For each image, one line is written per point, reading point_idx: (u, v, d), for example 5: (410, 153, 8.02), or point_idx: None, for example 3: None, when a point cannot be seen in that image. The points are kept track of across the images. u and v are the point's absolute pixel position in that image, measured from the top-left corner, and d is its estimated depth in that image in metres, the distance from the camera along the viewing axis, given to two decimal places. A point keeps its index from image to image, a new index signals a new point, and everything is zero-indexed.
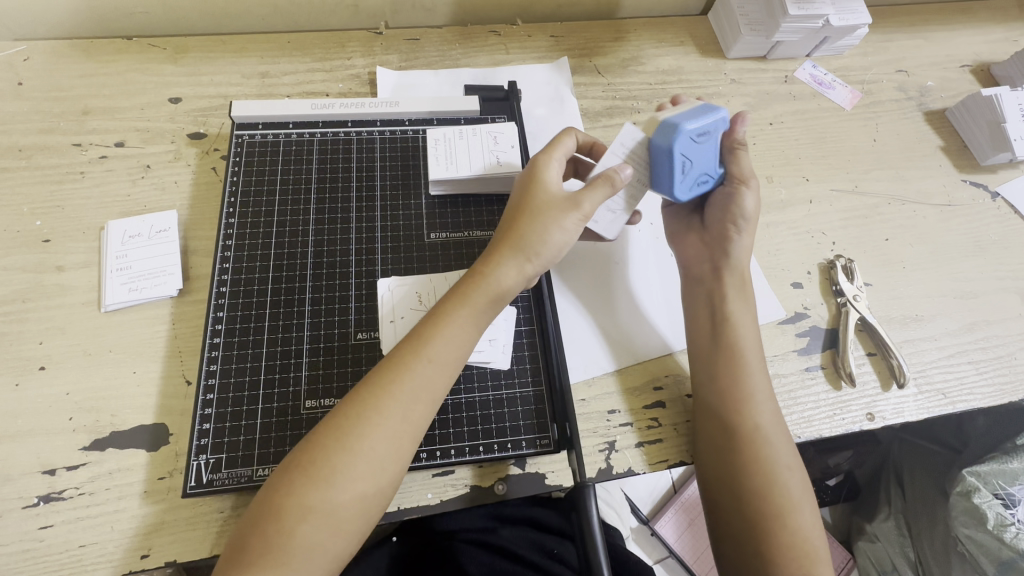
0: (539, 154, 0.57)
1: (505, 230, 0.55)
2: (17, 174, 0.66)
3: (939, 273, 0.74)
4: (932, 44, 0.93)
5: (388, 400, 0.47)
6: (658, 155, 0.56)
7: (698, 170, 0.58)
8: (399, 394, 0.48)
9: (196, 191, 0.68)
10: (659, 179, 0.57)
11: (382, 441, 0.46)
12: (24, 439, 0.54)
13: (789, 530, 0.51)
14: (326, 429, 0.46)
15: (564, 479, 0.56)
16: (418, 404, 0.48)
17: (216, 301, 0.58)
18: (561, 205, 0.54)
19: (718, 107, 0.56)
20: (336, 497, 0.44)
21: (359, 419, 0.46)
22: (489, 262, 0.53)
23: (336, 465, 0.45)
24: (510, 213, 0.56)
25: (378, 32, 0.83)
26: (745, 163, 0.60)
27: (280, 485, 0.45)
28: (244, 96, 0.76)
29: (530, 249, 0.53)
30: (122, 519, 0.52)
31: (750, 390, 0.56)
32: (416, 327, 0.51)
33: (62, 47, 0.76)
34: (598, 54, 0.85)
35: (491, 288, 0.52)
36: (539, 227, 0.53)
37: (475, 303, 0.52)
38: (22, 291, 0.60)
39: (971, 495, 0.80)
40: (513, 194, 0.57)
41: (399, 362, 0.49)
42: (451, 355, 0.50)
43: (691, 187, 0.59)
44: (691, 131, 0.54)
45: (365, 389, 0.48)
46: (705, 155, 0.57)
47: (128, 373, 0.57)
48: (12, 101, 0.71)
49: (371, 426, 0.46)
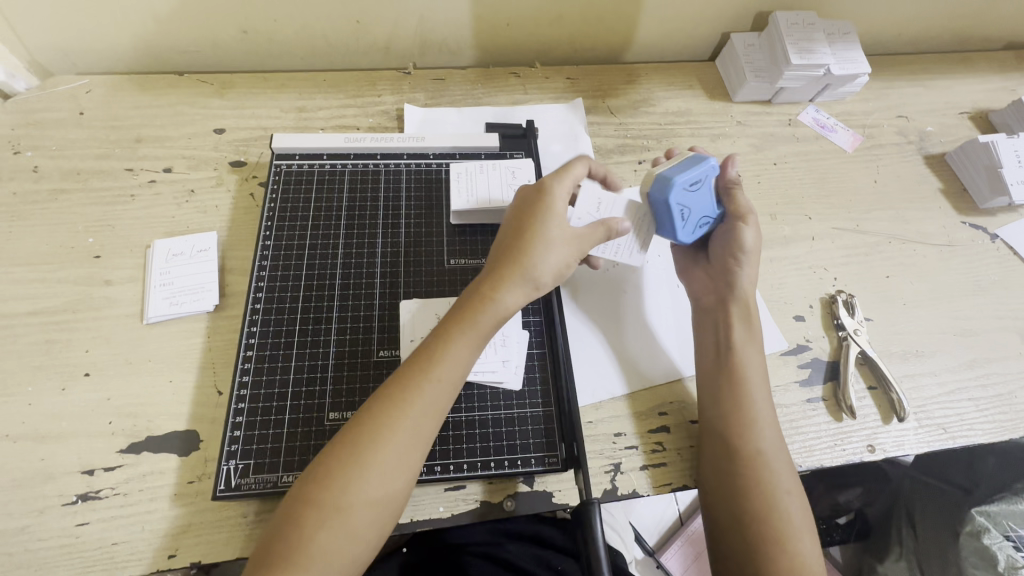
0: (549, 182, 0.62)
1: (509, 248, 0.58)
2: (74, 195, 0.72)
3: (939, 309, 0.76)
4: (932, 92, 0.97)
5: (399, 416, 0.50)
6: (657, 206, 0.63)
7: (698, 215, 0.64)
8: (407, 409, 0.51)
9: (235, 214, 0.73)
10: (662, 229, 0.64)
11: (393, 453, 0.49)
12: (67, 440, 0.58)
13: (786, 554, 0.52)
14: (342, 442, 0.50)
15: (571, 498, 0.59)
16: (426, 420, 0.51)
17: (250, 315, 0.63)
18: (565, 235, 0.59)
19: (707, 157, 0.63)
20: (350, 504, 0.47)
21: (372, 433, 0.49)
22: (494, 284, 0.56)
23: (351, 478, 0.48)
24: (514, 231, 0.59)
25: (407, 71, 0.90)
26: (744, 200, 0.66)
27: (300, 492, 0.48)
28: (282, 128, 0.82)
29: (533, 272, 0.57)
30: (152, 519, 0.55)
31: (751, 416, 0.59)
32: (424, 346, 0.54)
33: (120, 81, 0.83)
34: (611, 95, 0.91)
35: (496, 311, 0.56)
36: (541, 248, 0.58)
37: (481, 324, 0.55)
38: (72, 302, 0.65)
39: (981, 536, 0.82)
40: (520, 218, 0.60)
41: (409, 380, 0.52)
42: (457, 373, 0.54)
43: (693, 230, 0.65)
44: (682, 182, 0.61)
45: (377, 405, 0.51)
46: (702, 201, 0.64)
47: (165, 381, 0.62)
48: (73, 129, 0.78)
49: (382, 439, 0.49)
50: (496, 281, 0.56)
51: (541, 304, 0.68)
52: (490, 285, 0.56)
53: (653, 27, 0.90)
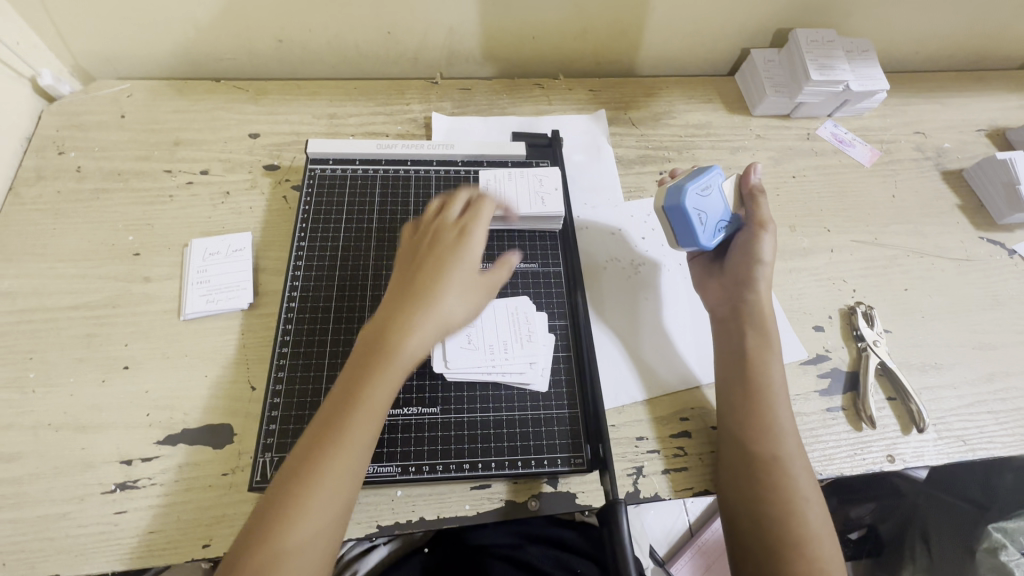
0: (452, 230, 0.60)
1: (410, 299, 0.54)
2: (116, 195, 0.75)
3: (958, 323, 0.77)
4: (949, 109, 0.99)
5: (303, 513, 0.45)
6: (673, 214, 0.65)
7: (714, 220, 0.67)
8: (312, 502, 0.45)
9: (269, 216, 0.76)
10: (682, 234, 0.66)
11: (307, 553, 0.44)
12: (107, 430, 0.60)
13: (806, 559, 0.53)
14: (240, 550, 0.44)
15: (594, 499, 0.60)
16: (335, 501, 0.46)
17: (285, 313, 0.64)
18: (468, 282, 0.57)
19: (711, 166, 0.67)
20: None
21: (273, 535, 0.44)
22: (406, 329, 0.52)
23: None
24: (412, 280, 0.56)
25: (434, 81, 0.92)
26: (765, 209, 0.70)
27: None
28: (314, 134, 0.85)
29: (438, 324, 0.54)
30: (188, 509, 0.56)
31: (769, 422, 0.60)
32: (336, 403, 0.49)
33: (159, 86, 0.86)
34: (633, 107, 0.93)
35: (402, 364, 0.51)
36: (445, 297, 0.55)
37: (388, 384, 0.50)
38: (113, 297, 0.68)
39: (998, 552, 0.83)
40: (430, 261, 0.57)
41: (313, 463, 0.47)
42: (367, 440, 0.49)
43: (713, 235, 0.67)
44: (694, 188, 0.64)
45: (277, 502, 0.45)
46: (715, 206, 0.67)
47: (200, 375, 0.63)
48: (114, 131, 0.81)
49: (287, 542, 0.44)
50: (399, 333, 0.51)
51: (566, 308, 0.69)
52: (392, 338, 0.51)
53: (675, 43, 0.93)
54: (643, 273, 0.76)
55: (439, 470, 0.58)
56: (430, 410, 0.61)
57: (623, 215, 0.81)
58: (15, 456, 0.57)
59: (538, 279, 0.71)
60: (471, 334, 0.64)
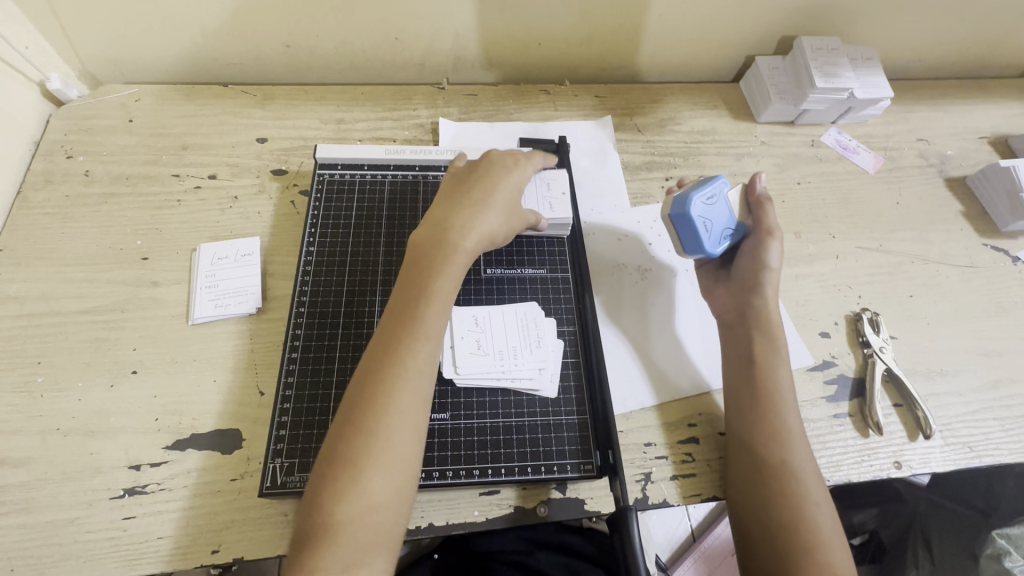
0: (492, 159, 0.70)
1: (462, 210, 0.63)
2: (124, 199, 0.75)
3: (963, 330, 0.77)
4: (952, 116, 1.00)
5: (395, 380, 0.52)
6: (679, 223, 0.66)
7: (719, 228, 0.67)
8: (403, 370, 0.52)
9: (276, 221, 0.76)
10: (688, 242, 0.66)
11: (403, 415, 0.51)
12: (116, 435, 0.60)
13: (817, 564, 0.53)
14: (344, 418, 0.51)
15: (603, 506, 0.60)
16: (421, 374, 0.53)
17: (295, 318, 0.65)
18: (510, 199, 0.66)
19: (717, 175, 0.67)
20: (368, 473, 0.48)
21: (373, 400, 0.51)
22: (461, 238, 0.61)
23: (368, 451, 0.49)
24: (461, 204, 0.64)
25: (441, 86, 0.93)
26: (771, 216, 0.70)
27: (320, 479, 0.48)
28: (321, 139, 0.85)
29: (487, 229, 0.63)
30: (197, 515, 0.56)
31: (777, 428, 0.60)
32: (407, 302, 0.56)
33: (167, 91, 0.86)
34: (639, 113, 0.93)
35: (461, 258, 0.60)
36: (490, 208, 0.64)
37: (454, 272, 0.59)
38: (121, 302, 0.68)
39: (1002, 558, 0.82)
40: (476, 188, 0.66)
41: (398, 340, 0.54)
42: (440, 324, 0.56)
43: (718, 243, 0.67)
44: (700, 197, 0.65)
45: (370, 375, 0.52)
46: (720, 215, 0.67)
47: (209, 380, 0.63)
48: (122, 136, 0.81)
49: (388, 403, 0.51)
50: (456, 243, 0.60)
51: (575, 314, 0.69)
52: (452, 237, 0.61)
53: (681, 50, 0.94)
54: (650, 278, 0.76)
55: (450, 476, 0.58)
56: (440, 415, 0.61)
57: (629, 221, 0.81)
58: (23, 461, 0.57)
59: (547, 285, 0.71)
60: (480, 341, 0.65)
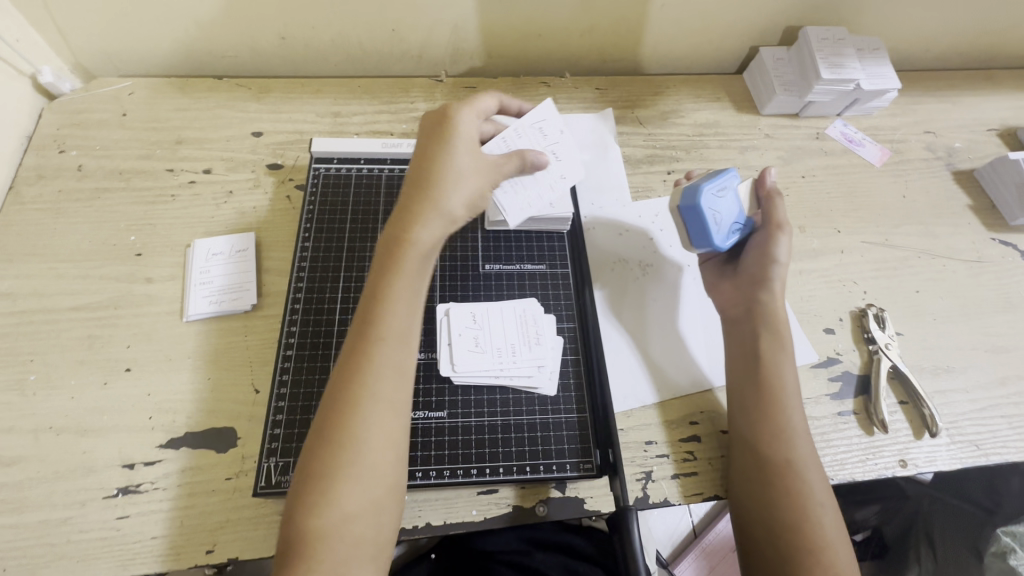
0: (442, 118, 0.63)
1: (418, 198, 0.59)
2: (117, 194, 0.74)
3: (970, 326, 0.76)
4: (960, 108, 0.98)
5: (359, 389, 0.50)
6: (688, 214, 0.64)
7: (728, 221, 0.66)
8: (364, 378, 0.51)
9: (272, 216, 0.75)
10: (696, 234, 0.65)
11: (372, 425, 0.49)
12: (109, 433, 0.59)
13: (822, 565, 0.52)
14: (315, 432, 0.50)
15: (603, 505, 0.59)
16: (386, 381, 0.51)
17: (290, 315, 0.64)
18: (464, 169, 0.60)
19: (728, 169, 0.66)
20: (340, 485, 0.47)
21: (339, 411, 0.50)
22: (414, 227, 0.57)
23: (335, 464, 0.48)
24: (412, 188, 0.60)
25: (439, 79, 0.91)
26: (781, 210, 0.68)
27: (296, 494, 0.48)
28: (317, 132, 0.83)
29: (442, 211, 0.58)
30: (191, 514, 0.56)
31: (782, 426, 0.59)
32: (367, 308, 0.55)
33: (160, 84, 0.85)
34: (640, 106, 0.92)
35: (420, 251, 0.57)
36: (450, 190, 0.59)
37: (414, 269, 0.56)
38: (114, 298, 0.67)
39: (1007, 556, 0.80)
40: (426, 163, 0.60)
41: (361, 348, 0.52)
42: (404, 325, 0.54)
43: (726, 237, 0.66)
44: (710, 188, 0.63)
45: (336, 386, 0.51)
46: (730, 208, 0.66)
47: (203, 378, 0.62)
48: (115, 130, 0.80)
49: (352, 413, 0.49)
50: (409, 235, 0.57)
51: (575, 310, 0.68)
52: (403, 232, 0.57)
53: (684, 41, 0.92)
54: (652, 274, 0.75)
55: (448, 475, 0.57)
56: (437, 414, 0.60)
57: (631, 216, 0.80)
58: (16, 460, 0.57)
59: (546, 281, 0.70)
60: (479, 338, 0.64)
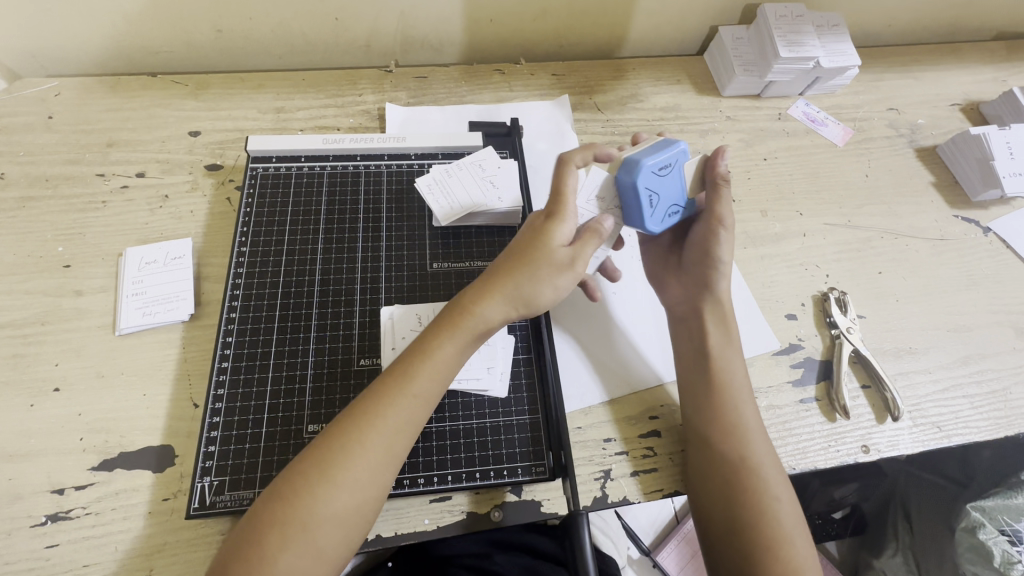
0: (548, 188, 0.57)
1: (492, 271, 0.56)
2: (44, 202, 0.70)
3: (933, 306, 0.75)
4: (923, 84, 0.96)
5: (371, 430, 0.48)
6: (624, 191, 0.58)
7: (666, 203, 0.59)
8: (381, 428, 0.49)
9: (211, 220, 0.71)
10: (629, 214, 0.59)
11: (370, 468, 0.47)
12: (35, 457, 0.55)
13: (780, 562, 0.50)
14: (306, 457, 0.48)
15: (560, 507, 0.57)
16: (398, 434, 0.49)
17: (225, 326, 0.61)
18: (544, 259, 0.54)
19: (676, 141, 0.58)
20: (317, 523, 0.45)
21: (343, 444, 0.48)
22: (472, 294, 0.54)
23: (312, 495, 0.45)
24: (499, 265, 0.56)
25: (389, 69, 0.87)
26: (725, 202, 0.61)
27: (261, 515, 0.45)
28: (259, 130, 0.80)
29: (511, 294, 0.54)
30: (125, 539, 0.53)
31: (737, 424, 0.57)
32: (403, 355, 0.53)
33: (90, 83, 0.80)
34: (598, 92, 0.89)
35: (473, 325, 0.53)
36: (533, 283, 0.54)
37: (462, 336, 0.53)
38: (41, 314, 0.63)
39: (975, 531, 0.79)
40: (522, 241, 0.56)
41: (385, 390, 0.50)
42: (434, 386, 0.52)
43: (663, 219, 0.60)
44: (651, 164, 0.56)
45: (348, 419, 0.49)
46: (671, 188, 0.59)
47: (138, 395, 0.59)
48: (42, 133, 0.75)
49: (352, 455, 0.47)
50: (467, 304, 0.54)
51: None
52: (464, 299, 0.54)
53: (641, 21, 0.89)
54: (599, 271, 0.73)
55: (393, 485, 0.55)
56: None
57: None
58: None
59: None
60: None
